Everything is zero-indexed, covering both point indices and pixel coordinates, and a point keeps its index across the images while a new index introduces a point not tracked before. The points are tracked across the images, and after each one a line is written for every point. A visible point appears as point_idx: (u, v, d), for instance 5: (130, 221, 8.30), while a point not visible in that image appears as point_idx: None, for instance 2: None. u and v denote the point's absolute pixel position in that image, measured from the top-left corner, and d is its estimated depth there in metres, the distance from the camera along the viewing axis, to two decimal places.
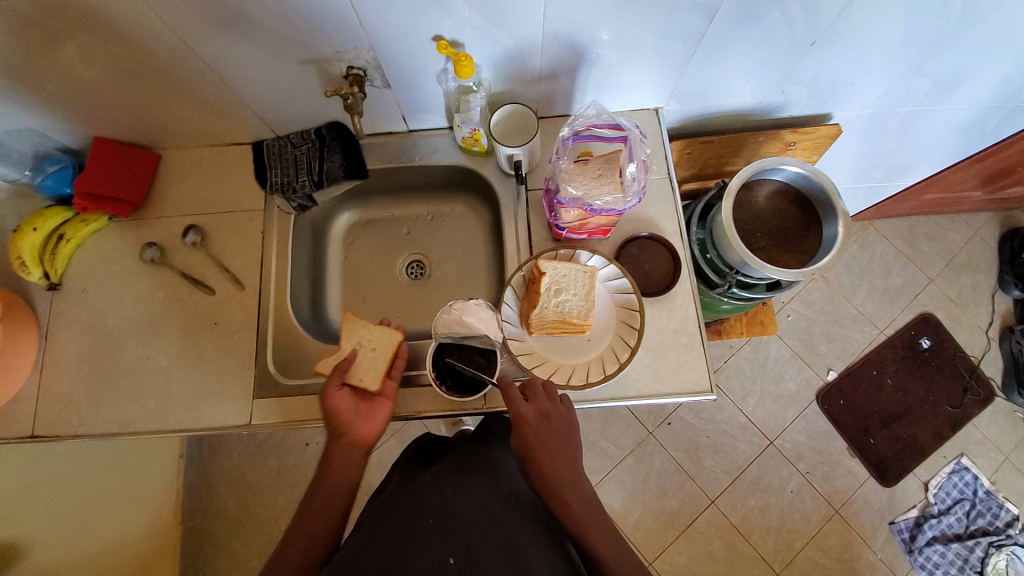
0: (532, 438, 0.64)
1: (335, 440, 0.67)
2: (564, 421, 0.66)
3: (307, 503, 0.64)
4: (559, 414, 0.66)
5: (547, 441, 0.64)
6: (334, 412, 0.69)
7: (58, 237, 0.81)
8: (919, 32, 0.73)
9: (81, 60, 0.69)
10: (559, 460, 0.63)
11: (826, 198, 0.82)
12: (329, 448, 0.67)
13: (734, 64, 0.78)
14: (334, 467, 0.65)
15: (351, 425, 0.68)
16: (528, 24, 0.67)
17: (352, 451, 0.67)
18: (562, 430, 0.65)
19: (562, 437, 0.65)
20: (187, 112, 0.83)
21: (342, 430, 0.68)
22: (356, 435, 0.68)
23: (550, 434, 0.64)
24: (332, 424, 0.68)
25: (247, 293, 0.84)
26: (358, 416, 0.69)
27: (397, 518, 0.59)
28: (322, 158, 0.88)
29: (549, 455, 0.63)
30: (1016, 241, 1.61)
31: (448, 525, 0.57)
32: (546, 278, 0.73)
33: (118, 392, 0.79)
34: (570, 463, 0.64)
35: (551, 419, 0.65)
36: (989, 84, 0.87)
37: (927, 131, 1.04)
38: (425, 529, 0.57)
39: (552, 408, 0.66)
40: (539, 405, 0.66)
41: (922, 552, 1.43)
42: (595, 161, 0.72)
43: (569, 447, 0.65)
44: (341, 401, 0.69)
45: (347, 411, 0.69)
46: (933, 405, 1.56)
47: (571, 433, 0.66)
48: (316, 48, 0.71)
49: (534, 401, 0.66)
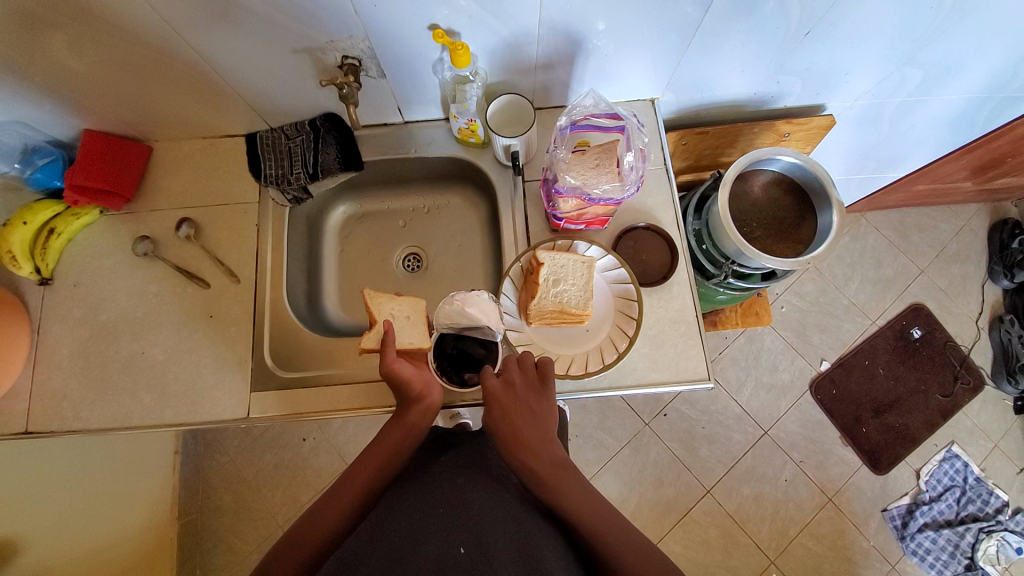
0: (500, 405, 0.64)
1: (412, 404, 0.67)
2: (531, 393, 0.66)
3: (319, 507, 0.60)
4: (528, 382, 0.67)
5: (519, 409, 0.64)
6: (410, 380, 0.68)
7: (48, 232, 0.80)
8: (914, 22, 0.73)
9: (70, 50, 0.68)
10: (531, 431, 0.62)
11: (821, 188, 0.82)
12: (405, 414, 0.67)
13: (731, 53, 0.77)
14: (409, 430, 0.66)
15: (425, 391, 0.68)
16: (525, 13, 0.67)
17: (430, 415, 0.68)
18: (527, 402, 0.65)
19: (535, 411, 0.64)
20: (178, 103, 0.82)
21: (420, 396, 0.68)
22: (433, 397, 0.69)
23: (519, 403, 0.65)
24: (407, 391, 0.68)
25: (243, 286, 0.83)
26: (428, 381, 0.70)
27: (408, 503, 0.59)
28: (317, 150, 0.87)
29: (526, 429, 0.62)
30: (1005, 232, 1.64)
31: (458, 516, 0.58)
32: (544, 269, 0.73)
33: (113, 387, 0.78)
34: (544, 435, 0.62)
35: (517, 388, 0.66)
36: (981, 75, 0.88)
37: (919, 123, 1.05)
38: (434, 519, 0.57)
39: (526, 381, 0.67)
40: (510, 376, 0.67)
41: (913, 538, 1.46)
42: (592, 150, 0.71)
43: (540, 418, 0.64)
44: (410, 371, 0.68)
45: (418, 376, 0.69)
46: (925, 394, 1.58)
47: (545, 407, 0.65)
48: (310, 37, 0.70)
49: (504, 373, 0.68)
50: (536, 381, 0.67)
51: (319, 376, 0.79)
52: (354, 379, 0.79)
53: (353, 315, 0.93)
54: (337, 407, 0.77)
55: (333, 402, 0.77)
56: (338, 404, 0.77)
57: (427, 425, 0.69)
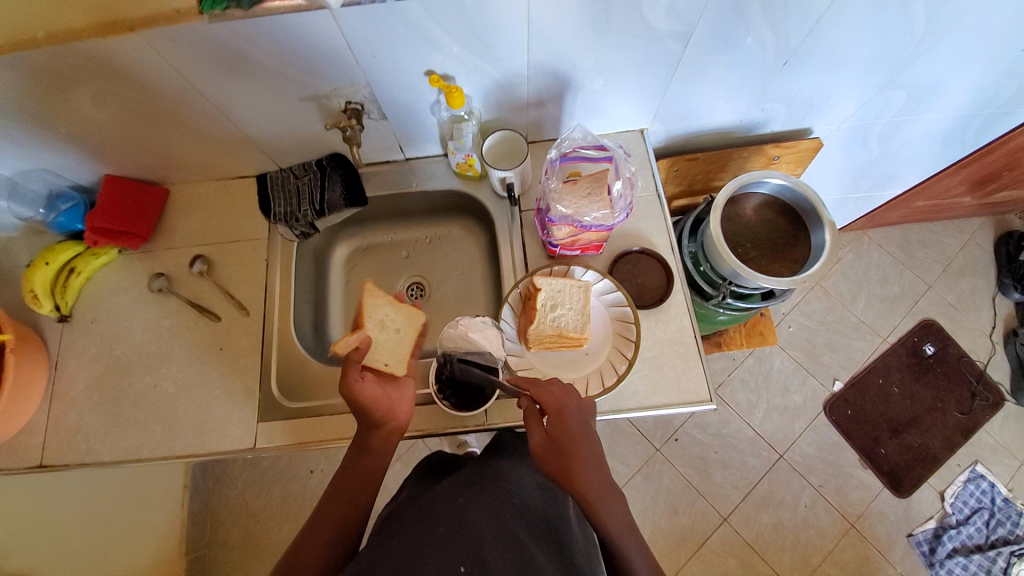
0: (563, 423, 0.64)
1: (373, 429, 0.67)
2: (588, 416, 0.67)
3: (305, 539, 0.62)
4: (586, 407, 0.68)
5: (585, 431, 0.64)
6: (372, 404, 0.67)
7: (69, 271, 0.84)
8: (888, 48, 0.77)
9: (94, 103, 0.74)
10: (590, 458, 0.62)
11: (812, 209, 0.84)
12: (368, 439, 0.67)
13: (713, 85, 0.81)
14: (374, 454, 0.67)
15: (388, 413, 0.68)
16: (513, 56, 0.72)
17: (393, 437, 0.69)
18: (589, 423, 0.66)
19: (588, 434, 0.64)
20: (192, 148, 0.87)
21: (383, 420, 0.68)
22: (396, 420, 0.69)
23: (576, 426, 0.64)
24: (370, 416, 0.67)
25: (252, 318, 0.86)
26: (392, 402, 0.70)
27: (409, 527, 0.59)
28: (323, 188, 0.91)
29: (594, 455, 0.62)
30: (1011, 245, 1.63)
31: (458, 534, 0.57)
32: (541, 295, 0.75)
33: (125, 420, 0.80)
34: (602, 464, 0.62)
35: (580, 410, 0.67)
36: (962, 94, 0.91)
37: (909, 141, 1.07)
38: (435, 537, 0.57)
39: (579, 405, 0.67)
40: (568, 397, 0.68)
41: (943, 565, 1.40)
42: (584, 180, 0.74)
43: (599, 447, 0.64)
44: (374, 393, 0.68)
45: (382, 399, 0.68)
46: (943, 412, 1.55)
47: (595, 433, 0.66)
48: (316, 86, 0.75)
49: (567, 394, 0.68)
50: (586, 408, 0.68)
51: (324, 407, 0.81)
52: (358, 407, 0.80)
53: None
54: (340, 436, 0.78)
55: (336, 430, 0.78)
56: (341, 432, 0.78)
57: (390, 447, 0.70)
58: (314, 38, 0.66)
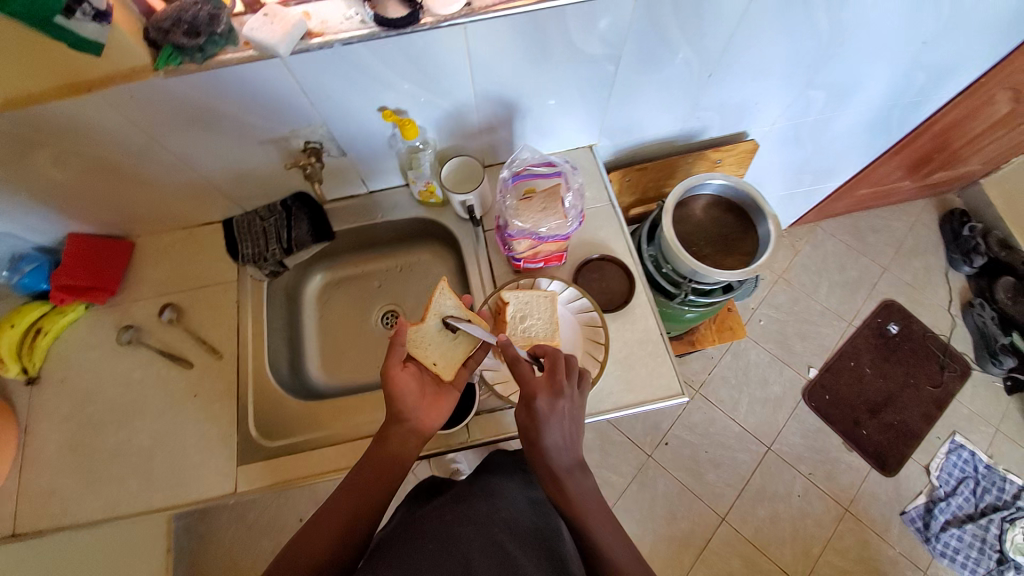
0: (534, 419, 0.64)
1: (394, 424, 0.68)
2: (571, 400, 0.67)
3: (296, 550, 0.59)
4: (570, 391, 0.67)
5: (557, 421, 0.64)
6: (402, 395, 0.68)
7: (35, 331, 0.84)
8: (800, 54, 0.84)
9: (54, 164, 0.75)
10: (554, 447, 0.64)
11: (753, 203, 0.90)
12: (388, 432, 0.67)
13: (649, 99, 0.88)
14: (389, 450, 0.66)
15: (415, 411, 0.68)
16: (459, 87, 0.77)
17: (414, 439, 0.68)
18: (566, 411, 0.66)
19: (561, 421, 0.65)
20: (156, 199, 0.88)
21: (406, 416, 0.68)
22: (420, 425, 0.68)
23: (547, 418, 0.64)
24: (396, 407, 0.68)
25: (226, 361, 0.87)
26: (424, 403, 0.69)
27: (398, 545, 0.59)
28: (290, 227, 0.93)
29: (559, 447, 0.64)
30: (954, 222, 1.74)
31: (448, 547, 0.58)
32: (510, 307, 0.78)
33: (102, 479, 0.79)
34: (568, 448, 0.65)
35: (562, 396, 0.65)
36: (876, 89, 1.00)
37: (840, 134, 1.15)
38: (424, 553, 0.57)
39: (558, 395, 0.65)
40: (547, 386, 0.65)
41: (939, 539, 1.43)
42: (539, 196, 0.78)
43: (571, 434, 0.66)
44: (407, 386, 0.68)
45: (415, 397, 0.68)
46: (916, 387, 1.61)
47: (571, 417, 0.66)
48: (275, 130, 0.78)
49: (551, 379, 0.66)
50: (564, 398, 0.65)
51: (305, 442, 0.81)
52: (339, 439, 0.81)
53: (336, 378, 0.96)
54: (324, 469, 0.78)
55: (319, 464, 0.78)
56: (325, 467, 0.78)
57: (412, 449, 0.68)
58: (269, 85, 0.70)
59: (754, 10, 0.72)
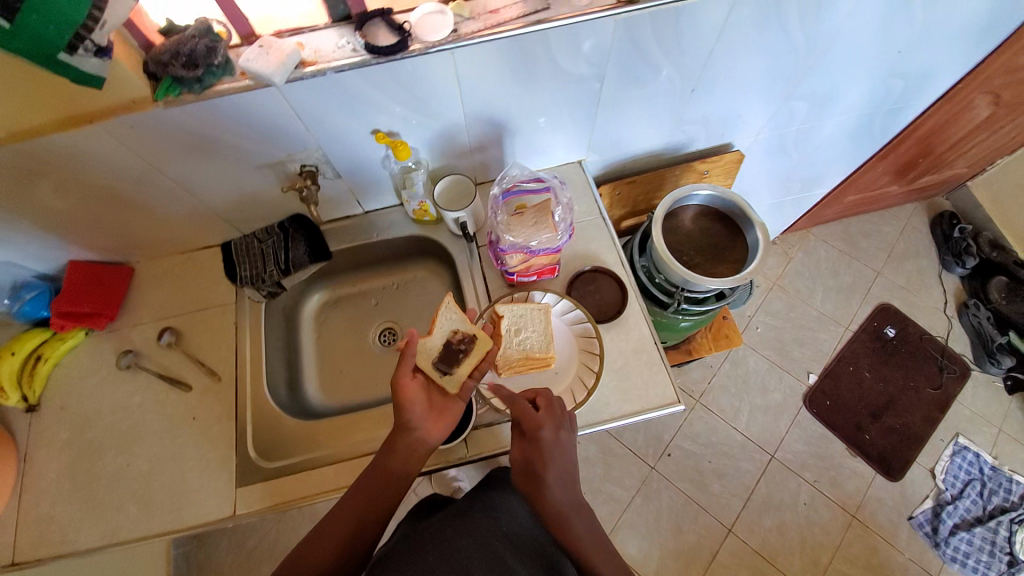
0: (540, 452, 0.64)
1: (401, 435, 0.68)
2: (567, 435, 0.68)
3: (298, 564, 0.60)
4: (566, 425, 0.68)
5: (558, 454, 0.65)
6: (410, 405, 0.69)
7: (36, 358, 0.85)
8: (778, 67, 0.87)
9: (56, 194, 0.77)
10: (558, 482, 0.63)
11: (741, 212, 0.93)
12: (394, 442, 0.68)
13: (635, 114, 0.90)
14: (395, 459, 0.67)
15: (421, 422, 0.69)
16: (450, 109, 0.79)
17: (418, 450, 0.68)
18: (564, 445, 0.66)
19: (563, 457, 0.65)
20: (155, 225, 0.90)
21: (412, 427, 0.68)
22: (425, 437, 0.69)
23: (552, 450, 0.64)
24: (403, 416, 0.68)
25: (225, 383, 0.87)
26: (429, 415, 0.70)
27: (398, 557, 0.59)
28: (287, 249, 0.94)
29: (561, 482, 0.64)
30: (945, 224, 1.77)
31: (447, 562, 0.58)
32: (504, 320, 0.80)
33: (101, 505, 0.78)
34: (569, 485, 0.65)
35: (560, 431, 0.67)
36: (855, 98, 1.03)
37: (824, 143, 1.18)
38: (423, 566, 0.57)
39: (560, 428, 0.67)
40: (550, 419, 0.67)
41: (949, 543, 1.41)
42: (530, 211, 0.80)
43: (570, 470, 0.66)
44: (414, 396, 0.69)
45: (422, 407, 0.69)
46: (916, 389, 1.61)
47: (571, 454, 0.67)
48: (272, 154, 0.80)
49: (549, 413, 0.67)
50: (566, 431, 0.67)
51: (304, 462, 0.81)
52: (338, 458, 0.81)
53: (334, 397, 0.97)
54: (323, 489, 0.78)
55: (318, 484, 0.78)
56: (324, 486, 0.78)
57: (417, 461, 0.68)
58: (265, 113, 0.72)
59: (730, 27, 0.75)
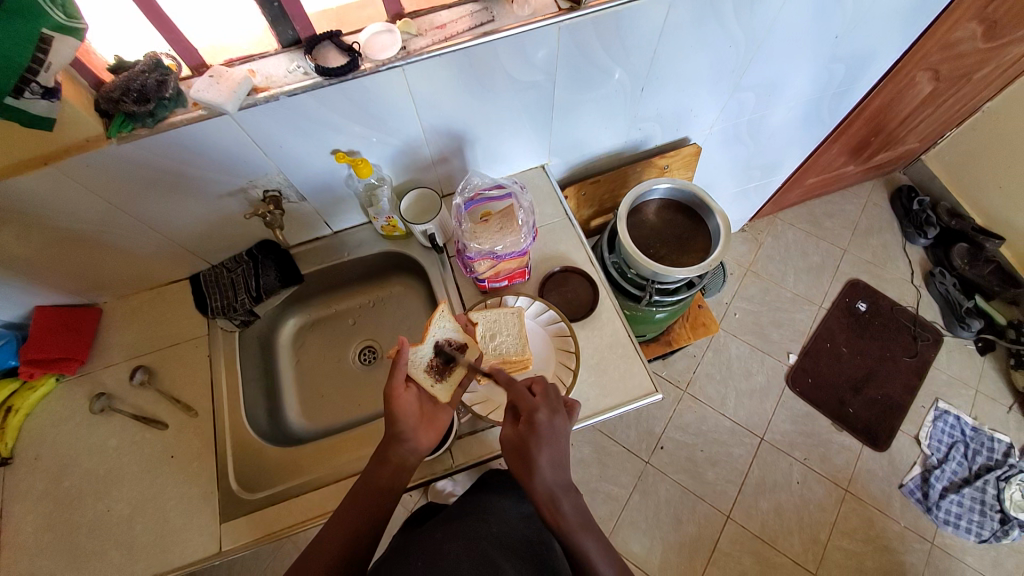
0: (530, 437, 0.62)
1: (393, 445, 0.68)
2: (563, 422, 0.66)
3: None
4: (561, 411, 0.67)
5: (549, 442, 0.62)
6: (403, 414, 0.67)
7: (6, 410, 0.84)
8: (723, 61, 0.91)
9: (17, 241, 0.76)
10: (550, 467, 0.62)
11: (700, 201, 0.96)
12: (386, 454, 0.68)
13: (589, 115, 0.93)
14: (388, 468, 0.67)
15: (414, 432, 0.68)
16: (407, 124, 0.81)
17: (410, 460, 0.69)
18: (557, 432, 0.64)
19: (557, 441, 0.63)
20: (123, 262, 0.89)
21: (402, 436, 0.67)
22: (417, 445, 0.68)
23: (547, 435, 0.63)
24: (395, 426, 0.67)
25: (202, 417, 0.86)
26: (422, 423, 0.69)
27: (388, 565, 0.59)
28: (257, 275, 0.93)
29: (550, 468, 0.62)
30: (904, 198, 1.84)
31: (438, 561, 0.58)
32: (480, 327, 0.81)
33: (79, 557, 0.76)
34: (560, 468, 0.63)
35: (554, 416, 0.65)
36: (801, 84, 1.07)
37: (777, 130, 1.22)
38: (415, 567, 0.57)
39: (556, 412, 0.65)
40: (546, 403, 0.65)
41: (940, 507, 1.45)
42: (495, 218, 0.84)
43: (562, 458, 0.63)
44: (408, 404, 0.68)
45: (414, 418, 0.68)
46: (893, 359, 1.66)
47: (565, 439, 0.65)
48: (235, 182, 0.81)
49: (544, 399, 0.65)
50: (562, 416, 0.65)
51: (288, 490, 0.80)
52: (322, 482, 0.80)
53: (318, 420, 0.96)
54: (310, 515, 0.77)
55: (304, 511, 0.78)
56: (310, 512, 0.77)
57: (410, 469, 0.69)
58: (224, 142, 0.73)
59: (672, 27, 0.79)
